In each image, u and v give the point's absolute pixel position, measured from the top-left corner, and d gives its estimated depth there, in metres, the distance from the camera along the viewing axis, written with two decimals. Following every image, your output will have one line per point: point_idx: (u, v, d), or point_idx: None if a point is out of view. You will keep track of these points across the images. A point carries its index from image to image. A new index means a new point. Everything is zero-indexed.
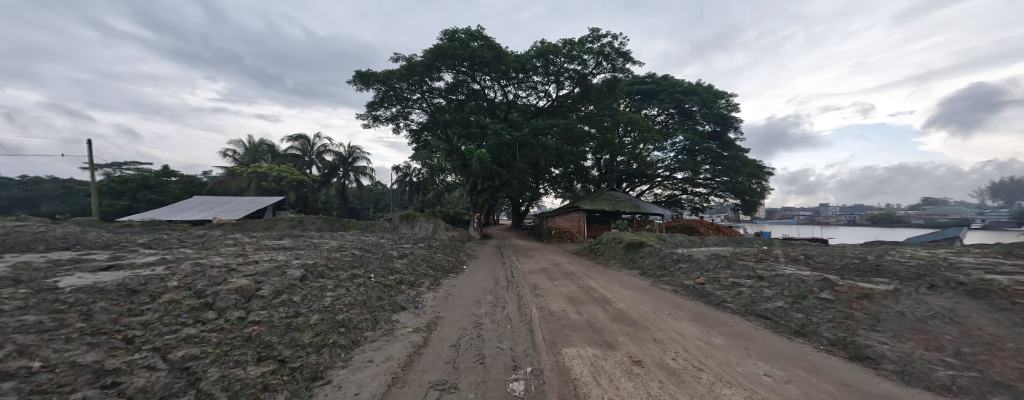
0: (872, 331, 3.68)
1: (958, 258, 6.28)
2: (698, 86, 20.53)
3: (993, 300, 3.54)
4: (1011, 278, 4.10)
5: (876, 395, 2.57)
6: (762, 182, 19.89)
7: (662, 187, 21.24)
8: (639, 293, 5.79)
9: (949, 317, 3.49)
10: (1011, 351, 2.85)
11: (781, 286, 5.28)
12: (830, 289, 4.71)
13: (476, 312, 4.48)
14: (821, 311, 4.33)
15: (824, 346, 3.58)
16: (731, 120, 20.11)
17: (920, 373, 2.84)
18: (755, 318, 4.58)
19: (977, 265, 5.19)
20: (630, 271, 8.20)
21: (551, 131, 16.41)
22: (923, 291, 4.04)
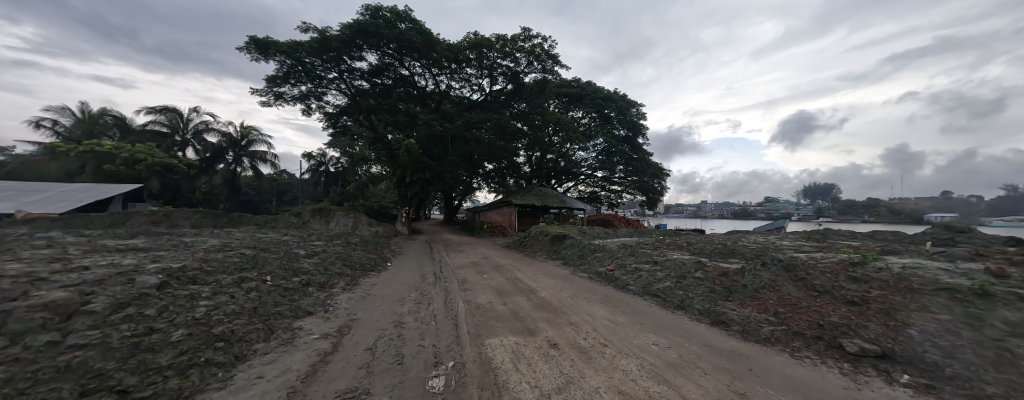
0: (726, 300, 4.66)
1: (785, 242, 8.33)
2: (615, 94, 22.74)
3: (798, 271, 4.82)
4: (811, 255, 5.63)
5: (725, 350, 3.28)
6: (662, 182, 23.02)
7: (584, 184, 23.07)
8: (561, 282, 6.23)
9: (773, 287, 4.63)
10: (805, 309, 3.93)
11: (668, 268, 6.30)
12: (701, 269, 5.80)
13: (397, 311, 4.25)
14: (695, 287, 5.30)
15: (696, 316, 4.39)
16: (640, 127, 22.86)
17: (753, 330, 3.72)
18: (649, 297, 5.37)
19: (794, 247, 7.05)
20: (553, 262, 8.79)
21: (484, 126, 16.22)
22: (759, 267, 5.27)
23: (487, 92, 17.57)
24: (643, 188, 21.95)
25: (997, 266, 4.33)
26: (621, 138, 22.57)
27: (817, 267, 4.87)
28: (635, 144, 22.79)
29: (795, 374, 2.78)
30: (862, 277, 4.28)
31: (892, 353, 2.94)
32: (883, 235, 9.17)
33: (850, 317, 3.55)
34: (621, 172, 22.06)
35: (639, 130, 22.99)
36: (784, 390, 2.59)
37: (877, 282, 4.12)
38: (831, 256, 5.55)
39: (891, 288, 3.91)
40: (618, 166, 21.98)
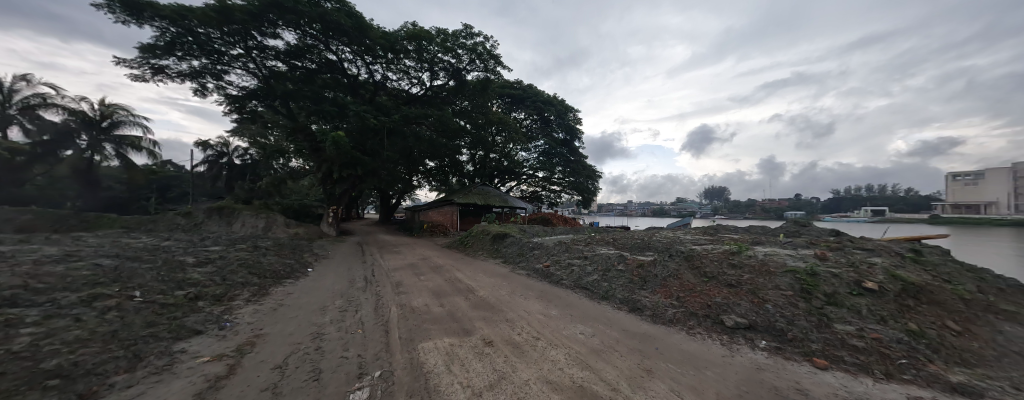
0: (641, 289, 5.24)
1: (688, 237, 9.72)
2: (554, 98, 23.71)
3: (695, 260, 5.67)
4: (704, 247, 6.67)
5: (637, 333, 3.69)
6: (595, 183, 24.67)
7: (524, 184, 23.61)
8: (501, 280, 6.30)
9: (677, 275, 5.34)
10: (699, 292, 4.62)
11: (597, 262, 6.83)
12: (623, 262, 6.43)
13: (316, 322, 3.83)
14: (617, 278, 5.85)
15: (618, 305, 4.84)
16: (578, 132, 24.12)
17: (660, 313, 4.25)
18: (579, 290, 5.76)
19: (698, 240, 8.25)
20: (494, 260, 8.84)
21: (424, 121, 15.50)
22: (667, 258, 6.05)
23: (428, 87, 16.87)
24: (579, 188, 23.10)
25: (823, 252, 5.66)
26: (560, 141, 23.54)
27: (708, 256, 5.81)
28: (571, 147, 24.00)
29: (688, 349, 3.26)
30: (739, 264, 5.21)
31: (756, 325, 3.65)
32: (758, 229, 11.29)
33: (729, 297, 4.30)
34: (561, 173, 22.85)
35: (575, 134, 24.19)
36: (682, 363, 3.02)
37: (749, 267, 5.06)
38: (718, 247, 6.66)
39: (757, 271, 4.85)
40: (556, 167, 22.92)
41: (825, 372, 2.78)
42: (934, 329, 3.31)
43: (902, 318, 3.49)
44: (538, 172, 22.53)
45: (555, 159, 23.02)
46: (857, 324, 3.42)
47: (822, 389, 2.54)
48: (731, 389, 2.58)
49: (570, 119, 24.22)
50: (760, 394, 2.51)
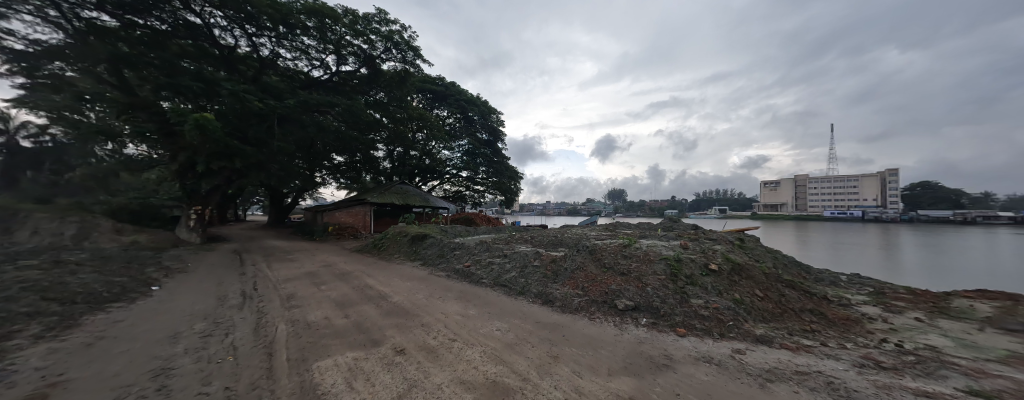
0: (553, 282, 5.77)
1: (593, 234, 10.99)
2: (478, 98, 23.82)
3: (597, 252, 6.47)
4: (603, 241, 7.67)
5: (549, 324, 4.07)
6: (517, 184, 25.24)
7: (449, 183, 23.16)
8: (416, 283, 6.03)
9: (582, 267, 6.04)
10: (600, 281, 5.51)
11: (515, 259, 7.11)
12: (538, 258, 6.85)
13: (163, 354, 3.03)
14: (533, 273, 6.22)
15: (533, 299, 5.30)
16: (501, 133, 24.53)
17: (566, 304, 4.94)
18: (497, 287, 5.94)
19: (602, 237, 9.25)
20: (411, 263, 8.44)
21: (330, 111, 13.80)
22: (575, 252, 6.73)
23: (334, 72, 15.01)
24: (502, 189, 23.39)
25: (685, 244, 7.63)
26: (483, 142, 23.65)
27: (608, 250, 6.63)
28: (495, 148, 24.26)
29: (590, 333, 4.00)
30: (630, 254, 6.33)
31: (639, 305, 4.88)
32: (647, 225, 13.40)
33: (621, 284, 5.41)
34: (484, 173, 23.06)
35: (499, 136, 24.63)
36: (585, 348, 3.54)
37: (637, 257, 6.17)
38: (615, 241, 7.79)
39: (642, 260, 6.03)
40: (480, 168, 23.00)
41: (683, 338, 3.98)
42: (748, 297, 5.08)
43: (731, 291, 5.20)
44: (461, 171, 22.35)
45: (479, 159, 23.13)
46: (704, 298, 4.87)
47: (681, 352, 3.65)
48: (619, 363, 3.28)
49: (494, 121, 24.52)
50: (640, 362, 3.36)
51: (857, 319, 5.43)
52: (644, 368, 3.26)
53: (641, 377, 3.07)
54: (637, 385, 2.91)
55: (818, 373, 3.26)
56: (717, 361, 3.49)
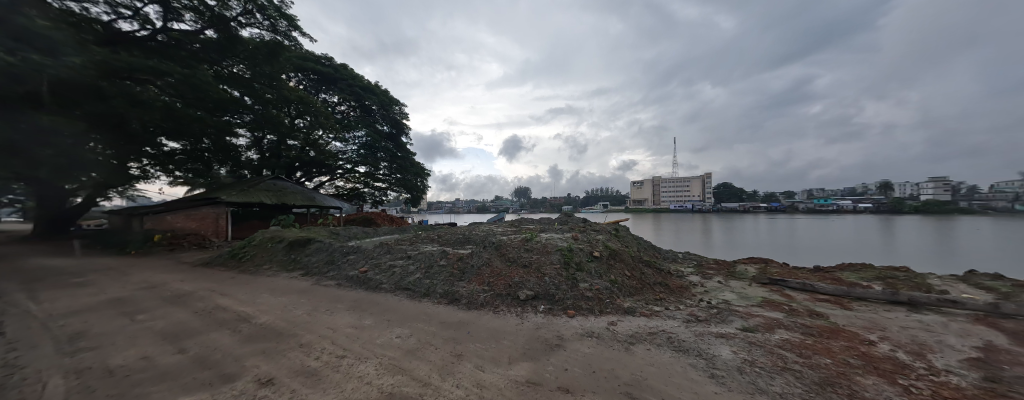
0: (460, 280, 5.88)
1: (498, 230, 11.54)
2: (376, 86, 21.74)
3: (502, 248, 6.87)
4: (508, 237, 8.35)
5: (452, 323, 4.01)
6: (424, 180, 23.84)
7: (344, 180, 20.64)
8: (295, 297, 5.15)
9: (488, 263, 6.37)
10: (504, 275, 5.92)
11: (419, 260, 6.78)
12: (445, 257, 6.74)
13: None
14: (439, 274, 6.11)
15: (438, 299, 5.26)
16: (405, 127, 22.94)
17: (473, 300, 5.17)
18: (399, 291, 5.61)
19: (505, 233, 9.66)
20: (290, 274, 7.18)
21: (160, 82, 9.47)
22: (481, 249, 6.94)
23: (158, 28, 10.28)
24: (407, 186, 21.83)
25: (575, 235, 8.67)
26: (384, 134, 21.69)
27: (511, 247, 6.96)
28: (399, 143, 22.46)
29: (496, 326, 4.24)
30: (531, 248, 6.96)
31: (538, 294, 5.42)
32: (546, 220, 14.71)
33: (523, 275, 5.91)
34: (385, 169, 21.19)
35: (402, 129, 22.98)
36: (488, 343, 3.65)
37: (538, 250, 6.93)
38: (517, 236, 8.48)
39: (541, 252, 6.84)
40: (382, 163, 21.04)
41: (572, 318, 4.80)
42: (621, 277, 6.46)
43: (609, 273, 6.49)
44: (357, 166, 20.13)
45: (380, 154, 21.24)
46: (589, 281, 6.01)
47: (570, 331, 4.43)
48: (520, 351, 3.64)
49: (397, 112, 22.78)
50: (538, 346, 3.88)
51: (684, 286, 7.23)
52: (541, 351, 3.76)
53: (538, 361, 3.49)
54: (535, 369, 3.27)
55: (661, 331, 4.58)
56: (597, 334, 4.38)
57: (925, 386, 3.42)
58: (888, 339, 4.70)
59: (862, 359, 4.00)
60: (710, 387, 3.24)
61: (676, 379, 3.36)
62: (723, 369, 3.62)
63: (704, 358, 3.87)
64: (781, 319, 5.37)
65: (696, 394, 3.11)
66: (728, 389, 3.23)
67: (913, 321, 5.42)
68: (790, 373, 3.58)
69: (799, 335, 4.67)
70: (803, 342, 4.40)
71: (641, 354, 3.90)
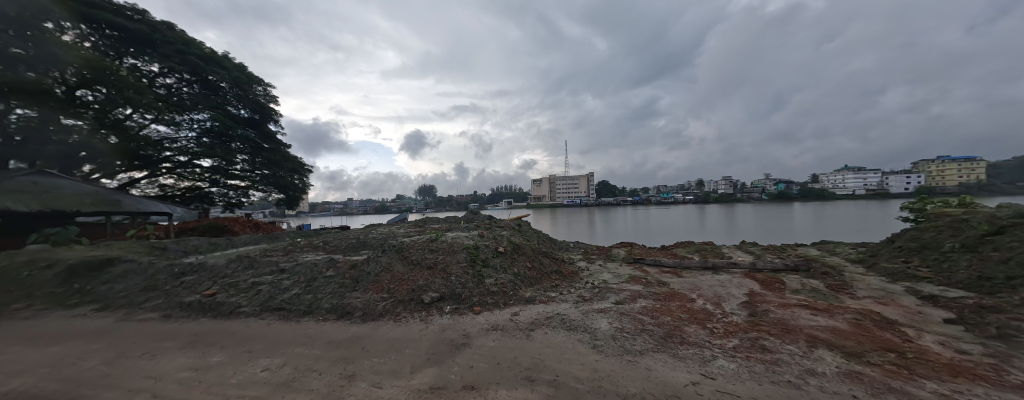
0: (352, 291, 5.28)
1: (399, 232, 10.78)
2: (224, 58, 16.18)
3: (403, 250, 6.48)
4: (411, 238, 8.02)
5: (342, 342, 3.51)
6: (304, 178, 19.26)
7: (176, 177, 14.68)
8: (96, 340, 3.77)
9: (388, 269, 5.92)
10: (407, 279, 5.56)
11: (296, 273, 5.83)
12: (333, 266, 6.04)
13: None
14: (325, 286, 5.39)
15: (323, 316, 4.61)
16: (271, 113, 17.85)
17: (371, 311, 4.69)
18: (269, 314, 4.71)
19: (405, 236, 9.04)
20: (80, 310, 5.14)
21: None
22: (380, 253, 6.42)
23: None
24: (279, 185, 17.20)
25: (481, 232, 8.70)
26: (239, 120, 16.36)
27: (410, 248, 6.62)
28: (264, 131, 17.37)
29: (393, 336, 3.92)
30: (437, 248, 6.75)
31: (444, 295, 5.21)
32: (451, 218, 14.40)
33: (427, 277, 5.61)
34: (244, 164, 16.10)
35: (270, 115, 17.83)
36: (387, 355, 3.32)
37: (443, 249, 6.75)
38: (422, 236, 8.20)
39: (447, 251, 6.67)
40: (239, 156, 15.88)
41: (478, 315, 4.80)
42: (522, 269, 6.77)
43: (512, 266, 6.73)
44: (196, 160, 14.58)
45: (236, 145, 15.94)
46: (494, 276, 6.11)
47: (476, 328, 4.39)
48: (422, 358, 3.41)
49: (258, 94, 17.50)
50: (443, 348, 3.73)
51: (574, 271, 8.05)
52: (446, 353, 3.60)
53: (442, 364, 3.33)
54: (439, 373, 3.08)
55: (557, 314, 4.96)
56: (501, 327, 4.46)
57: (724, 327, 4.65)
58: (706, 297, 6.20)
59: (691, 314, 5.16)
60: (593, 357, 3.65)
61: (567, 356, 3.67)
62: (603, 339, 4.13)
63: (588, 331, 4.36)
64: (640, 290, 6.53)
65: (582, 364, 3.46)
66: (606, 356, 3.70)
67: (716, 280, 7.40)
68: (648, 333, 4.37)
69: (655, 302, 5.74)
70: (657, 307, 5.42)
71: (540, 338, 4.13)
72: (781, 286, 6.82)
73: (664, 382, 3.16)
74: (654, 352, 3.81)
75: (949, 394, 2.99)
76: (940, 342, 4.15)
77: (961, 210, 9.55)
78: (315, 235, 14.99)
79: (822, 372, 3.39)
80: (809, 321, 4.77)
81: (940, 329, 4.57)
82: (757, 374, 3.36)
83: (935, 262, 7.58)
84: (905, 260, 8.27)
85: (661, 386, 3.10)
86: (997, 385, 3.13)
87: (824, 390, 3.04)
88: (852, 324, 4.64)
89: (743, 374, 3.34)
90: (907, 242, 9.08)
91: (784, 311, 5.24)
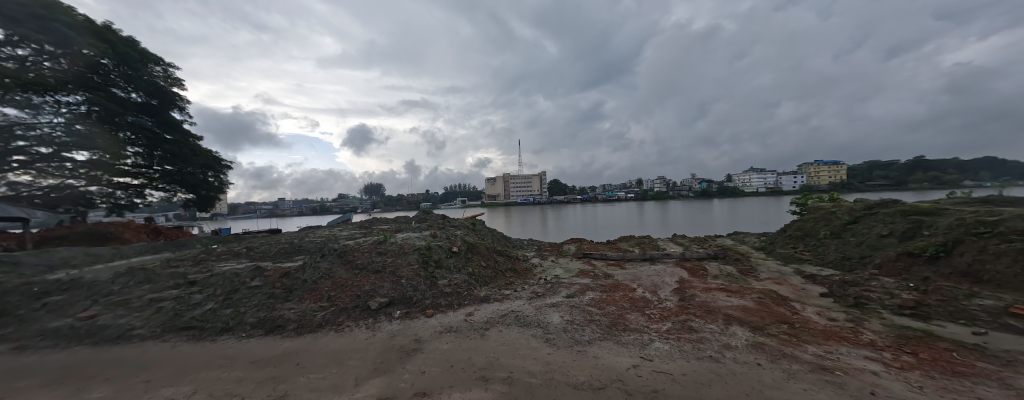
0: (284, 302, 5.21)
1: (342, 235, 10.07)
2: (107, 28, 12.51)
3: (347, 255, 6.44)
4: (357, 242, 7.60)
5: (271, 359, 3.67)
6: (220, 175, 16.77)
7: (35, 173, 11.44)
8: None
9: (329, 275, 5.88)
10: (349, 286, 5.49)
11: (214, 285, 5.85)
12: (259, 276, 6.12)
13: None
14: (250, 298, 5.35)
15: (247, 332, 4.45)
16: (176, 98, 14.60)
17: (306, 322, 4.55)
18: (175, 334, 4.45)
19: (348, 239, 8.57)
20: None
21: None
22: (319, 259, 6.37)
23: None
24: (186, 184, 14.71)
25: (435, 232, 8.48)
26: (131, 106, 13.17)
27: (349, 251, 6.62)
28: (167, 119, 14.21)
29: (329, 348, 3.86)
30: (384, 251, 6.68)
31: (393, 300, 5.10)
32: (401, 218, 13.78)
33: (375, 282, 5.53)
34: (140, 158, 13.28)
35: (174, 101, 14.62)
36: (325, 370, 3.37)
37: (392, 252, 6.68)
38: (368, 239, 7.86)
39: (397, 254, 6.59)
40: (127, 149, 13.06)
41: (431, 318, 4.71)
42: (477, 269, 6.76)
43: (467, 266, 6.67)
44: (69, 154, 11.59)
45: (123, 135, 12.86)
46: (448, 277, 6.02)
47: (428, 331, 4.29)
48: (368, 369, 3.36)
49: (157, 75, 14.07)
50: (391, 356, 3.64)
51: (528, 268, 8.29)
52: (395, 360, 3.53)
53: (390, 373, 3.28)
54: (386, 383, 3.08)
55: (510, 311, 5.05)
56: (455, 328, 4.39)
57: (660, 313, 5.13)
58: (645, 286, 6.78)
59: (632, 302, 5.61)
60: (545, 350, 3.79)
61: (521, 351, 3.76)
62: (554, 333, 4.30)
63: (541, 326, 4.51)
64: (589, 282, 6.95)
65: (536, 359, 3.57)
66: (557, 348, 3.86)
67: (653, 270, 8.17)
68: (595, 323, 4.64)
69: (601, 293, 6.15)
70: (605, 298, 5.80)
71: (494, 336, 4.18)
72: (704, 272, 7.74)
73: (610, 368, 3.40)
74: (601, 340, 4.08)
75: (825, 354, 3.65)
76: (818, 312, 5.06)
77: (832, 203, 11.72)
78: (237, 241, 13.25)
79: (736, 345, 3.92)
80: (725, 302, 5.50)
81: (817, 302, 5.58)
82: (686, 352, 3.77)
83: (814, 247, 9.23)
84: (793, 246, 9.96)
85: (607, 372, 3.32)
86: (856, 343, 3.91)
87: (738, 361, 3.52)
88: (757, 302, 5.47)
89: (675, 353, 3.73)
90: (795, 231, 10.91)
91: (707, 295, 5.96)
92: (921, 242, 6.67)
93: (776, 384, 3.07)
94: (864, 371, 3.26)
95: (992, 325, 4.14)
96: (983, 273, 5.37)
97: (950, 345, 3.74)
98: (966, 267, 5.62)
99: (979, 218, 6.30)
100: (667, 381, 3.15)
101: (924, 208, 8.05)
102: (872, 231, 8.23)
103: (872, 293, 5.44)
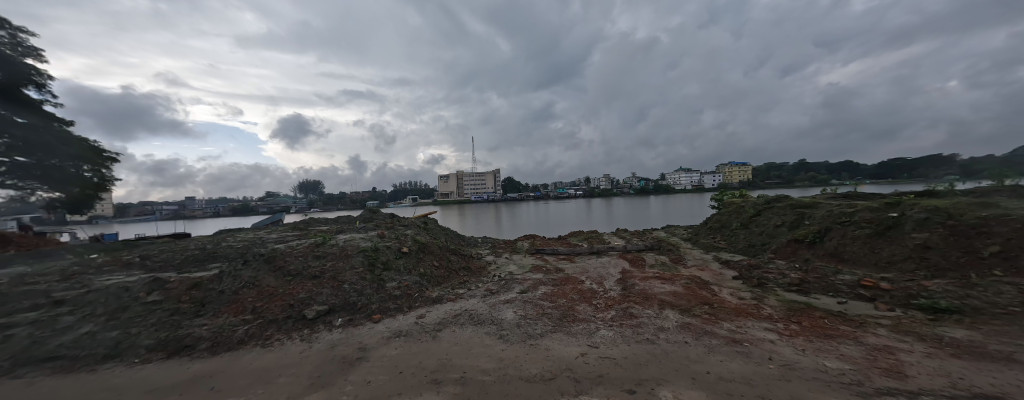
0: (194, 318, 4.44)
1: (270, 238, 8.95)
2: None
3: (277, 260, 5.73)
4: (290, 245, 6.80)
5: (174, 386, 3.09)
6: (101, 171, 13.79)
7: None
8: None
9: (253, 283, 5.17)
10: (280, 294, 4.88)
11: (94, 304, 4.77)
12: (158, 290, 5.14)
13: None
14: (149, 315, 4.49)
15: (144, 356, 3.71)
16: (29, 72, 11.46)
17: (224, 339, 3.92)
18: (34, 367, 3.52)
19: (278, 242, 7.64)
20: None
21: None
22: (241, 266, 5.56)
23: None
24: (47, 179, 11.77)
25: (382, 232, 7.97)
26: None
27: (277, 256, 5.87)
28: (14, 97, 11.07)
29: (254, 366, 3.37)
30: (322, 254, 6.07)
31: (334, 307, 4.65)
32: (343, 218, 12.68)
33: (312, 289, 5.00)
34: None
35: (27, 75, 11.43)
36: (248, 392, 2.93)
37: (333, 255, 6.11)
38: (304, 241, 7.09)
39: (338, 257, 6.05)
40: None
41: (378, 323, 4.39)
42: (429, 269, 6.48)
43: (417, 267, 6.36)
44: None
45: None
46: (396, 279, 5.67)
47: (374, 338, 3.98)
48: (302, 386, 3.00)
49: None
50: (331, 368, 3.28)
51: (482, 265, 8.19)
52: (335, 372, 3.20)
53: (329, 387, 2.97)
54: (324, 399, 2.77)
55: (463, 311, 4.90)
56: (405, 332, 4.15)
57: (605, 302, 5.40)
58: (592, 278, 7.11)
59: (581, 294, 5.85)
60: (498, 347, 3.75)
61: (475, 350, 3.68)
62: (507, 329, 4.28)
63: (494, 323, 4.45)
64: (541, 277, 7.08)
65: (489, 357, 3.50)
66: (510, 344, 3.84)
67: (599, 262, 8.65)
68: (547, 316, 4.74)
69: (553, 287, 6.29)
70: (555, 292, 5.94)
71: (447, 337, 4.03)
72: (643, 263, 8.40)
73: (559, 358, 3.47)
74: (552, 333, 4.16)
75: (738, 329, 4.16)
76: (733, 293, 5.76)
77: (741, 199, 13.58)
78: (128, 249, 11.02)
79: (668, 327, 4.29)
80: (659, 289, 5.99)
81: (732, 284, 6.37)
82: (627, 337, 4.02)
83: (729, 236, 10.57)
84: (713, 236, 11.27)
85: (556, 362, 3.39)
86: (759, 317, 4.53)
87: (670, 341, 3.85)
88: (686, 287, 6.08)
89: (618, 339, 3.95)
90: (714, 222, 12.38)
91: (645, 283, 6.45)
92: (806, 230, 7.98)
93: (699, 358, 3.41)
94: (765, 341, 3.78)
95: (851, 295, 5.07)
96: (845, 252, 6.62)
97: (824, 313, 4.51)
98: (834, 249, 6.86)
99: (843, 209, 7.75)
100: (611, 365, 3.31)
101: (806, 202, 9.69)
102: (770, 221, 9.62)
103: (771, 274, 6.34)
